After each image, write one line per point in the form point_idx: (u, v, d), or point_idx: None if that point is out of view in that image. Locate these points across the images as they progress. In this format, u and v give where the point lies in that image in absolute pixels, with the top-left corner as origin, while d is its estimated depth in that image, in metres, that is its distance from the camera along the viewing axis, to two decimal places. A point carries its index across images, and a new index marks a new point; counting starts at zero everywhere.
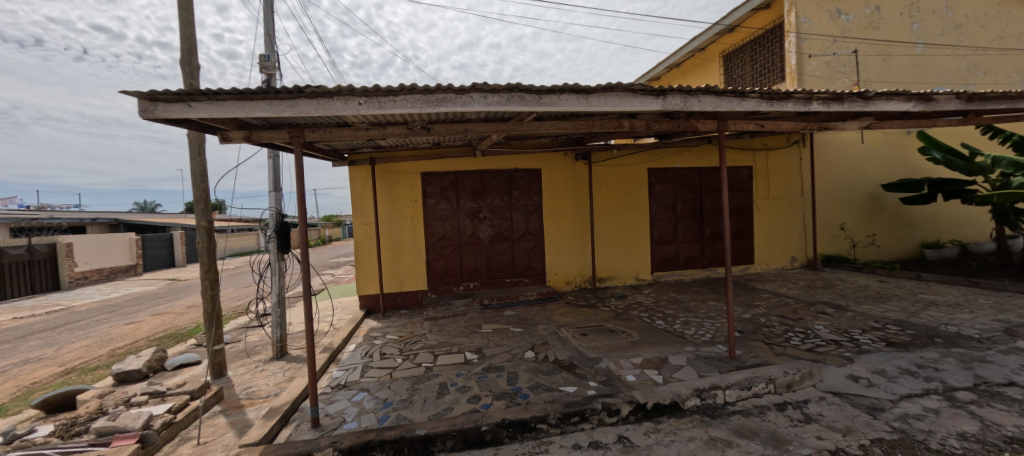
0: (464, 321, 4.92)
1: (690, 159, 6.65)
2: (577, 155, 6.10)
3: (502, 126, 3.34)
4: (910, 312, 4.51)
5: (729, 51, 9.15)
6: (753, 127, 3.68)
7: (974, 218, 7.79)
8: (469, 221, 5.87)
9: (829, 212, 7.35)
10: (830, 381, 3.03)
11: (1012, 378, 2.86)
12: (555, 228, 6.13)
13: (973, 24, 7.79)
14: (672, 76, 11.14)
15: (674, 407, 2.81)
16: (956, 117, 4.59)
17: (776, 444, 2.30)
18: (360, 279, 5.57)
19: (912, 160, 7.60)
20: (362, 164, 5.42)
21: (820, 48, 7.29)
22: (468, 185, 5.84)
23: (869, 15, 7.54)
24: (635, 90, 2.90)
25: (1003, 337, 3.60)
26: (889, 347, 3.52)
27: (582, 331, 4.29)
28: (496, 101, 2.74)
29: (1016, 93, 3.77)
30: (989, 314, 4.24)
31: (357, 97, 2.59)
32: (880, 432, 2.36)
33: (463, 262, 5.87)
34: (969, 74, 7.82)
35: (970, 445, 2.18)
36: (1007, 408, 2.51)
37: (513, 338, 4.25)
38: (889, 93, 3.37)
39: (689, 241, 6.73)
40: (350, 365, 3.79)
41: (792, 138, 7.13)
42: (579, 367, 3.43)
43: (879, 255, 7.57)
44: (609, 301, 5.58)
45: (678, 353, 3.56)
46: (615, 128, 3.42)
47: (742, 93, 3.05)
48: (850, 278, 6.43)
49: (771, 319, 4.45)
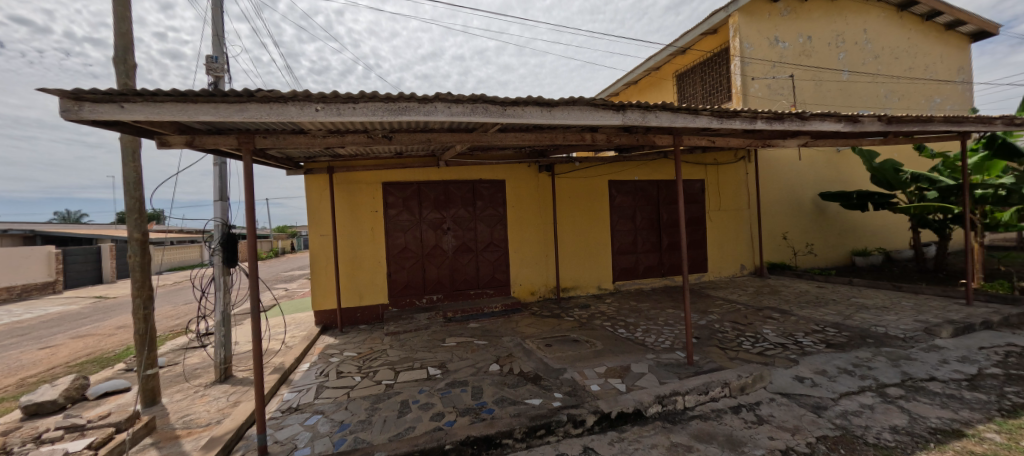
0: (427, 335, 4.73)
1: (648, 173, 6.95)
2: (541, 167, 6.18)
3: (467, 137, 3.36)
4: (845, 314, 4.89)
5: (682, 72, 9.75)
6: (705, 143, 3.87)
7: (894, 228, 8.70)
8: (432, 231, 5.75)
9: (773, 223, 7.89)
10: (778, 382, 3.19)
11: (933, 374, 3.15)
12: (520, 238, 6.15)
13: (888, 56, 8.79)
14: (629, 93, 11.72)
15: (637, 415, 2.85)
16: (877, 137, 5.08)
17: (733, 447, 2.41)
18: (316, 293, 5.26)
19: (843, 175, 8.37)
20: (318, 173, 5.19)
21: (761, 72, 7.90)
22: (431, 196, 5.74)
23: (802, 43, 8.29)
24: (596, 104, 3.02)
25: (923, 336, 3.97)
26: (829, 349, 3.77)
27: (547, 342, 4.27)
28: (460, 111, 2.77)
29: (927, 117, 4.22)
30: (911, 315, 4.66)
31: (314, 103, 2.51)
32: (823, 429, 2.54)
33: (426, 274, 5.73)
34: (887, 99, 8.79)
35: (901, 437, 2.40)
36: (930, 402, 2.77)
37: (477, 351, 4.13)
38: (823, 114, 3.66)
39: (648, 251, 6.98)
40: (303, 385, 3.55)
41: (739, 154, 7.63)
42: (544, 378, 3.40)
43: (817, 262, 8.21)
44: (573, 311, 5.60)
45: (641, 361, 3.63)
46: (578, 141, 3.48)
47: (695, 110, 3.22)
48: (792, 284, 6.90)
49: (724, 325, 4.65)
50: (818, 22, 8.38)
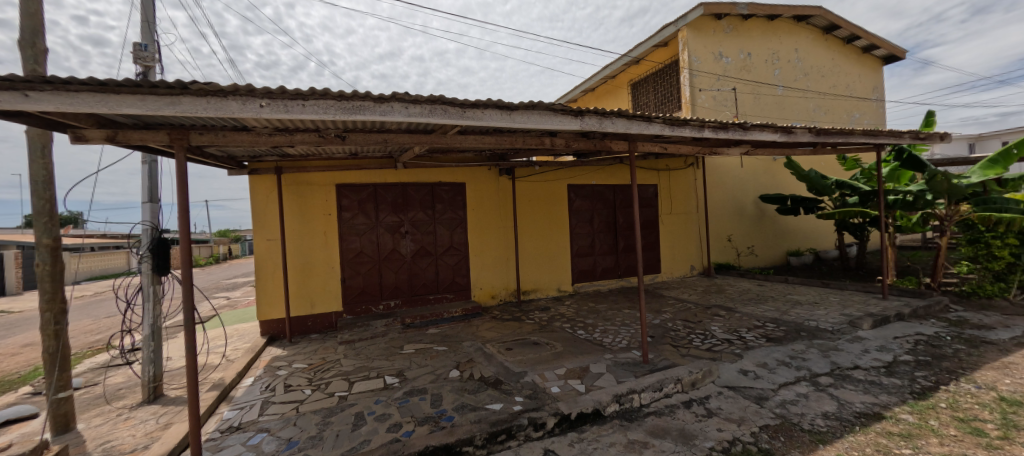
0: (384, 342, 4.56)
1: (605, 177, 7.18)
2: (501, 171, 6.20)
3: (425, 138, 3.28)
4: (782, 310, 5.28)
5: (637, 81, 10.20)
6: (658, 149, 4.05)
7: (821, 230, 9.59)
8: (390, 235, 5.58)
9: (719, 226, 8.40)
10: (725, 376, 3.37)
11: (857, 362, 3.47)
12: (480, 241, 6.11)
13: (816, 74, 9.71)
14: (587, 99, 12.07)
15: (596, 415, 2.90)
16: (808, 147, 5.56)
17: (685, 440, 2.52)
18: (261, 302, 4.92)
19: (779, 182, 9.09)
20: (264, 173, 4.88)
21: (707, 84, 8.42)
22: (388, 199, 5.57)
23: (744, 59, 8.94)
24: (555, 109, 3.08)
25: (848, 328, 4.37)
26: (769, 343, 4.05)
27: (508, 346, 4.25)
28: (418, 112, 2.71)
29: (849, 130, 4.68)
30: (838, 309, 5.13)
31: (258, 98, 2.35)
32: (766, 419, 2.71)
33: (383, 279, 5.54)
34: (815, 113, 9.70)
35: (831, 423, 2.63)
36: (855, 388, 3.04)
37: (437, 357, 4.03)
38: (762, 124, 3.95)
39: (605, 253, 7.20)
40: (246, 402, 3.29)
41: (688, 161, 8.08)
42: (505, 382, 3.37)
43: (757, 262, 8.83)
44: (533, 313, 5.64)
45: (599, 361, 3.70)
46: (537, 145, 3.52)
47: (648, 118, 3.36)
48: (736, 282, 7.38)
49: (676, 323, 4.87)
50: (757, 40, 9.09)
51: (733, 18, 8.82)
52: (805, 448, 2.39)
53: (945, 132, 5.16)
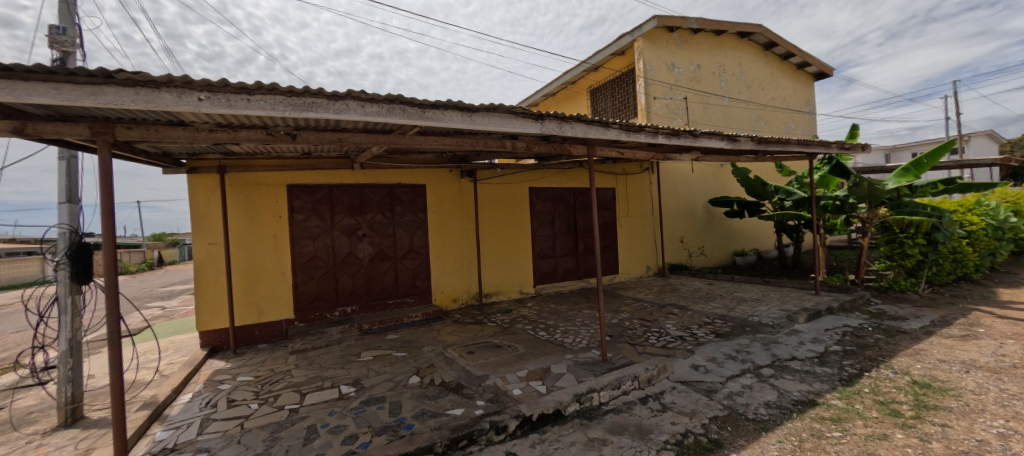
0: (340, 350, 4.36)
1: (565, 181, 7.35)
2: (462, 173, 6.17)
3: (383, 138, 3.20)
4: (729, 307, 5.62)
5: (596, 87, 10.53)
6: (615, 154, 4.19)
7: (762, 231, 10.37)
8: (346, 238, 5.37)
9: (673, 228, 8.82)
10: (678, 372, 3.52)
11: (794, 354, 3.75)
12: (441, 244, 6.04)
13: (757, 87, 10.51)
14: (549, 104, 12.30)
15: (557, 415, 2.92)
16: (751, 155, 5.97)
17: (642, 435, 2.61)
18: (202, 311, 4.56)
19: (725, 186, 9.72)
20: (205, 172, 4.55)
21: (661, 93, 8.85)
22: (344, 201, 5.36)
23: (694, 71, 9.49)
24: (516, 112, 3.10)
25: (786, 322, 4.73)
26: (717, 338, 4.28)
27: (469, 349, 4.21)
28: (375, 111, 2.63)
29: (786, 139, 5.07)
30: (777, 305, 5.54)
31: (196, 91, 2.18)
32: (715, 410, 2.86)
33: (339, 284, 5.31)
34: (757, 123, 10.48)
35: (772, 411, 2.82)
36: (793, 378, 3.29)
37: (396, 363, 3.91)
38: (710, 132, 4.20)
39: (566, 255, 7.36)
40: (182, 421, 3.01)
41: (643, 166, 8.43)
42: (466, 387, 3.33)
43: (707, 262, 9.36)
44: (495, 316, 5.64)
45: (560, 362, 3.75)
46: (498, 147, 3.53)
47: (606, 123, 3.47)
48: (688, 282, 7.77)
49: (633, 322, 5.04)
50: (706, 53, 9.69)
51: (683, 32, 9.36)
52: (750, 436, 2.55)
53: (865, 143, 5.74)
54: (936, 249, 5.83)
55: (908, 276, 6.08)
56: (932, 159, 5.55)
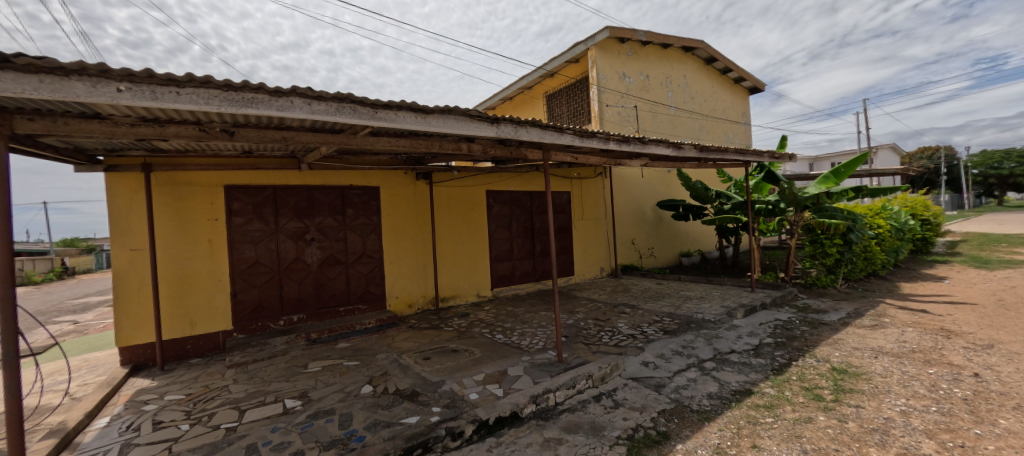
0: (285, 362, 4.09)
1: (522, 184, 7.45)
2: (418, 175, 6.07)
3: (332, 138, 3.07)
4: (676, 305, 5.95)
5: (551, 93, 10.79)
6: (570, 159, 4.30)
7: (704, 233, 11.13)
8: (293, 242, 5.08)
9: (625, 230, 9.20)
10: (630, 369, 3.66)
11: (733, 347, 4.03)
12: (396, 248, 5.89)
13: (700, 98, 11.29)
14: (506, 107, 12.41)
15: (513, 417, 2.93)
16: (694, 162, 6.38)
17: (595, 432, 2.68)
18: (123, 324, 4.11)
19: (672, 191, 10.32)
20: (127, 171, 4.13)
21: (612, 100, 9.22)
22: (290, 203, 5.08)
23: (643, 81, 9.99)
24: (471, 115, 3.10)
25: (726, 318, 5.08)
26: (665, 335, 4.51)
27: (425, 355, 4.12)
28: (322, 109, 2.52)
29: (724, 148, 5.47)
30: (718, 302, 5.93)
31: (115, 81, 1.96)
32: (663, 404, 3.01)
33: (284, 291, 5.00)
34: (700, 132, 11.23)
35: (714, 401, 3.01)
36: (732, 369, 3.53)
37: (347, 373, 3.74)
38: (657, 140, 4.43)
39: (523, 258, 7.45)
40: (96, 449, 2.68)
41: (596, 170, 8.73)
42: (421, 394, 3.25)
43: (656, 263, 9.85)
44: (452, 320, 5.57)
45: (516, 364, 3.77)
46: (454, 150, 3.50)
47: (560, 128, 3.56)
48: (638, 282, 8.13)
49: (587, 322, 5.19)
50: (654, 64, 10.24)
51: (633, 43, 9.83)
52: (694, 426, 2.70)
53: (791, 153, 6.32)
54: (850, 248, 6.40)
55: (828, 273, 6.70)
56: (849, 168, 6.18)
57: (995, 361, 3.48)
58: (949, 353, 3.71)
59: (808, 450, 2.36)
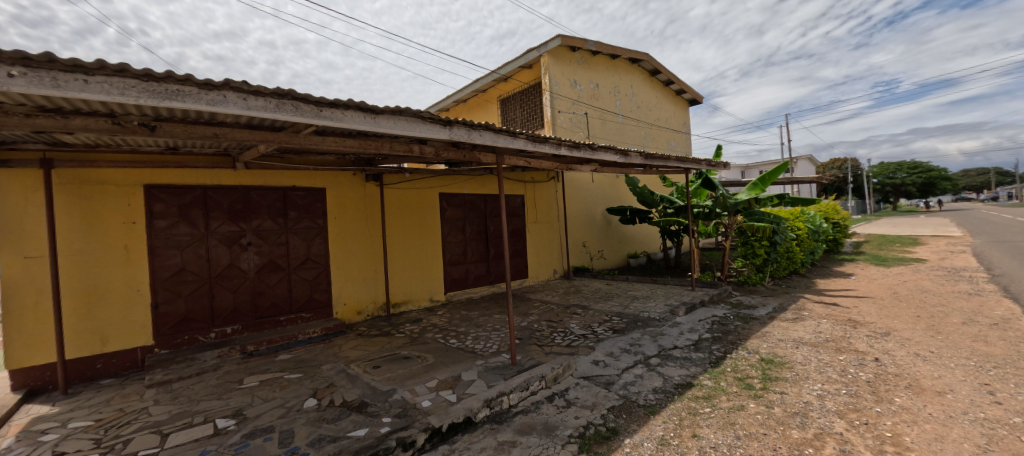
0: (217, 378, 3.76)
1: (476, 187, 7.46)
2: (367, 176, 5.90)
3: (271, 136, 2.87)
4: (625, 304, 6.22)
5: (505, 97, 10.92)
6: (523, 164, 4.36)
7: (649, 235, 11.81)
8: (226, 247, 4.71)
9: (576, 233, 9.48)
10: (581, 368, 3.77)
11: (675, 343, 4.28)
12: (344, 253, 5.68)
13: (645, 107, 11.97)
14: (460, 110, 12.36)
15: (467, 423, 2.89)
16: (639, 168, 6.73)
17: (548, 433, 2.72)
18: (14, 344, 3.56)
19: (620, 196, 10.82)
20: (20, 167, 3.61)
21: (564, 107, 9.50)
22: (224, 205, 4.71)
23: (593, 89, 10.39)
24: (423, 117, 3.05)
25: (670, 315, 5.38)
26: (614, 334, 4.70)
27: (375, 364, 3.98)
28: (260, 106, 2.34)
29: (666, 155, 5.82)
30: (662, 301, 6.27)
31: (3, 64, 1.61)
32: (612, 400, 3.12)
33: (216, 301, 4.62)
34: (646, 140, 11.92)
35: (658, 395, 3.18)
36: (676, 364, 3.74)
37: (288, 387, 3.52)
38: (606, 146, 4.62)
39: (477, 261, 7.46)
40: None
41: (550, 174, 8.93)
42: (371, 404, 3.13)
43: (606, 264, 10.26)
44: (403, 326, 5.43)
45: (470, 369, 3.75)
46: (406, 152, 3.40)
47: (513, 133, 3.60)
48: (589, 283, 8.40)
49: (540, 324, 5.28)
50: (603, 74, 10.69)
51: (584, 52, 10.20)
52: (641, 420, 2.82)
53: (723, 162, 6.84)
54: (774, 248, 7.19)
55: (757, 271, 7.34)
56: (774, 176, 6.82)
57: (890, 346, 3.99)
58: (855, 341, 4.20)
59: (741, 435, 2.55)
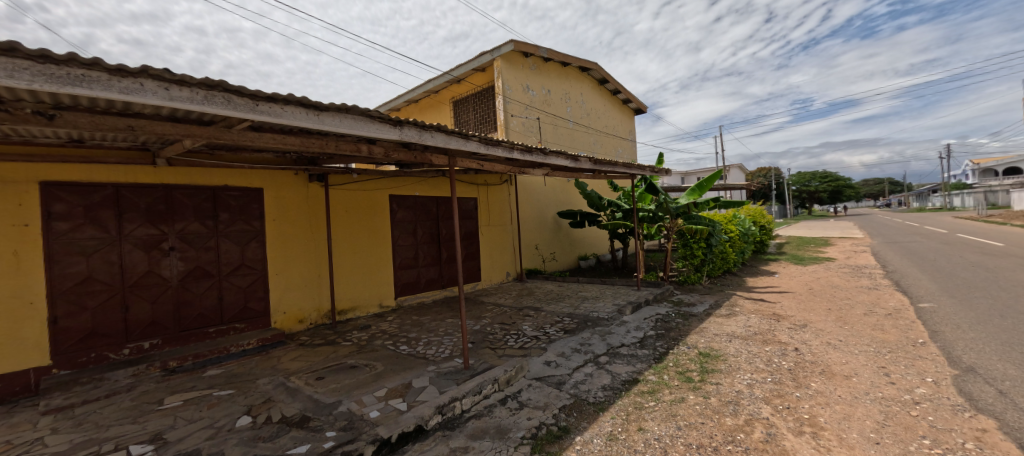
0: (131, 400, 3.34)
1: (427, 189, 7.35)
2: (311, 176, 5.62)
3: (198, 130, 2.63)
4: (575, 305, 6.40)
5: (457, 99, 10.84)
6: (476, 166, 4.35)
7: (598, 238, 12.29)
8: (143, 253, 4.26)
9: (529, 236, 9.63)
10: (534, 369, 3.82)
11: (622, 341, 4.48)
12: (284, 257, 5.36)
13: (594, 115, 12.49)
14: (412, 110, 12.09)
15: (418, 431, 2.81)
16: (588, 173, 6.99)
17: (501, 436, 2.71)
18: None
19: (570, 200, 11.18)
20: None
21: (517, 111, 9.63)
22: (141, 205, 4.25)
23: (545, 95, 10.65)
24: (372, 116, 2.95)
25: (617, 315, 5.62)
26: (565, 334, 4.81)
27: (318, 375, 3.76)
28: (187, 97, 2.11)
29: (612, 161, 6.07)
30: (610, 301, 6.52)
31: None
32: (563, 400, 3.19)
33: (130, 313, 4.14)
34: (595, 146, 12.43)
35: (607, 392, 3.30)
36: (624, 362, 3.91)
37: (217, 405, 3.22)
38: (557, 152, 4.74)
39: (429, 265, 7.34)
40: None
41: (503, 178, 9.00)
42: (313, 419, 2.95)
43: (558, 266, 10.51)
44: (350, 334, 5.20)
45: (422, 375, 3.66)
46: (353, 151, 3.26)
47: (466, 135, 3.59)
48: (541, 285, 8.54)
49: (493, 327, 5.28)
50: (555, 81, 10.99)
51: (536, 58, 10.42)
52: (590, 418, 2.91)
53: (664, 169, 7.26)
54: (711, 250, 7.74)
55: (695, 271, 7.89)
56: (710, 182, 7.37)
57: (807, 337, 4.45)
58: (778, 333, 4.64)
59: (682, 426, 2.71)
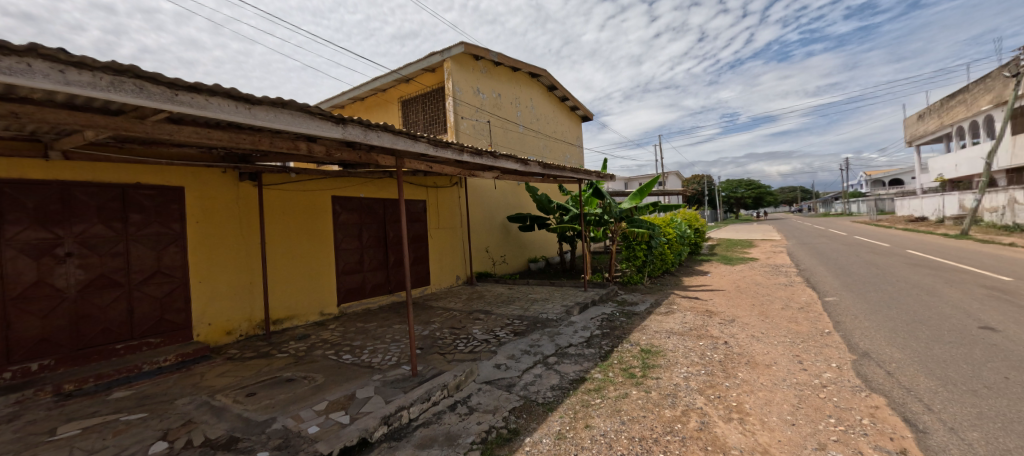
0: (11, 431, 2.84)
1: (373, 191, 7.11)
2: (241, 174, 5.20)
3: (100, 120, 2.29)
4: (526, 307, 6.49)
5: (406, 99, 10.58)
6: (425, 168, 4.28)
7: (547, 241, 12.63)
8: (30, 260, 3.68)
9: (479, 239, 9.63)
10: (483, 373, 3.81)
11: (570, 342, 4.62)
12: (209, 264, 4.91)
13: (543, 120, 12.83)
14: (357, 108, 11.59)
15: (362, 444, 2.69)
16: (537, 177, 7.14)
17: (449, 442, 2.68)
18: None
19: (520, 203, 11.39)
20: None
21: (467, 113, 9.61)
22: (28, 206, 3.68)
23: (496, 98, 10.74)
24: (311, 112, 2.80)
25: (566, 315, 5.79)
26: (515, 337, 4.87)
27: (249, 391, 3.48)
28: (91, 82, 1.81)
29: (560, 166, 6.27)
30: (558, 302, 6.69)
31: None
32: (513, 402, 3.22)
33: (15, 331, 3.54)
34: (544, 151, 12.76)
35: (555, 392, 3.37)
36: (572, 361, 4.03)
37: (124, 431, 2.85)
38: (507, 155, 4.80)
39: (375, 269, 7.09)
40: None
41: (453, 180, 8.93)
42: (242, 439, 2.71)
43: (508, 269, 10.60)
44: (287, 345, 4.87)
45: (366, 385, 3.51)
46: (289, 149, 3.07)
47: (413, 136, 3.52)
48: (491, 288, 8.56)
49: (442, 332, 5.21)
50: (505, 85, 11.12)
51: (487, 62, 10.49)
52: (539, 418, 2.96)
53: (608, 174, 7.63)
54: (652, 251, 8.27)
55: (638, 272, 8.34)
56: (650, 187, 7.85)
57: (735, 331, 4.87)
58: (710, 328, 5.04)
59: (625, 421, 2.84)
